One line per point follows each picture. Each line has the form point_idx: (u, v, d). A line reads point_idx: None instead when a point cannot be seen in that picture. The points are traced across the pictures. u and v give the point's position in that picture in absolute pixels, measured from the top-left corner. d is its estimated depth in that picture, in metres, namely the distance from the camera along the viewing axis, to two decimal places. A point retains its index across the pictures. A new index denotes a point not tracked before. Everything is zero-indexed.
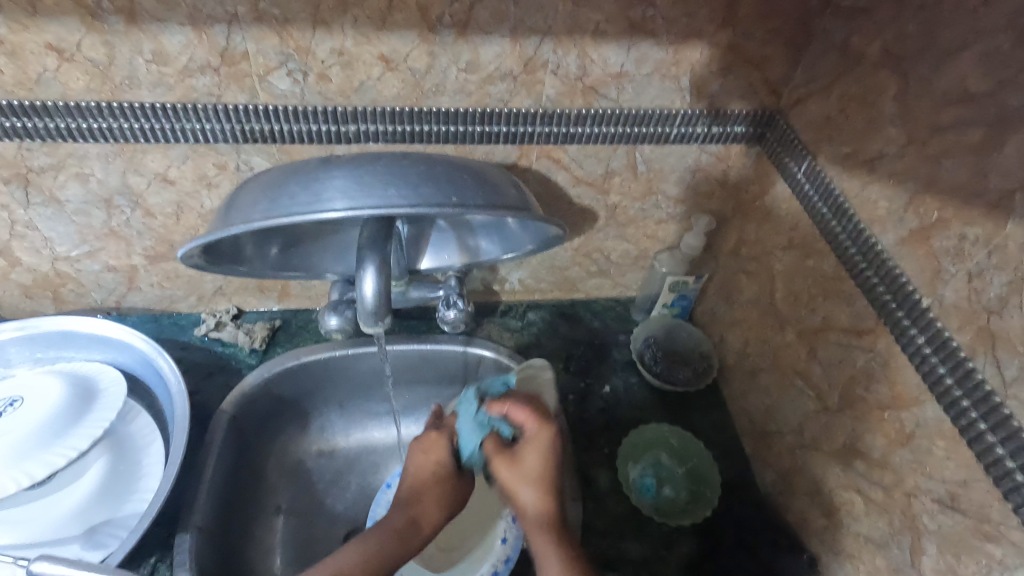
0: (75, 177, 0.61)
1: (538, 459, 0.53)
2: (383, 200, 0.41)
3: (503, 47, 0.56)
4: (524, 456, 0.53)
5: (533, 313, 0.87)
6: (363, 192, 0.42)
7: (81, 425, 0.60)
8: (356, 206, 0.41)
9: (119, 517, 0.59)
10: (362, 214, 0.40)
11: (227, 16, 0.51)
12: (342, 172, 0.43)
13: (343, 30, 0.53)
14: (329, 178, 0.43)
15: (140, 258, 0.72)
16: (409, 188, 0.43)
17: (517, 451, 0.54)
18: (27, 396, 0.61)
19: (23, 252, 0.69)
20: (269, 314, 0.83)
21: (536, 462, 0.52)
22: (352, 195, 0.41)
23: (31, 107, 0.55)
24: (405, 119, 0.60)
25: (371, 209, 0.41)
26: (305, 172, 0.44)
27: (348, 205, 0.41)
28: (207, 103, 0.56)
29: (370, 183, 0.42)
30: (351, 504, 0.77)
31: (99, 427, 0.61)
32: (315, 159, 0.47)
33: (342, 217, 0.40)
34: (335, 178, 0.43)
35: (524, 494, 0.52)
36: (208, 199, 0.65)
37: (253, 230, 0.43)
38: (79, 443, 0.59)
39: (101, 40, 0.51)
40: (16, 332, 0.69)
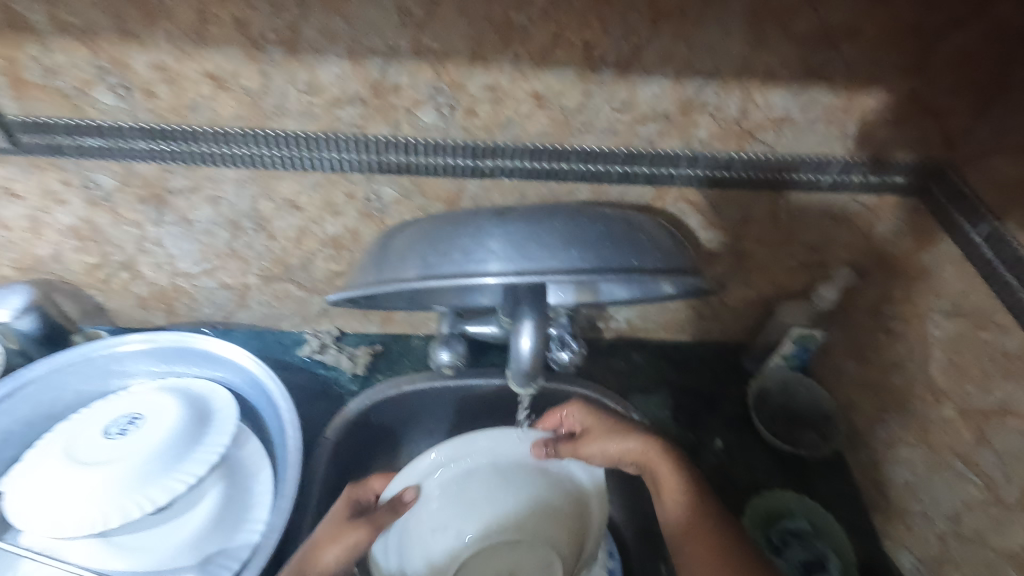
0: (208, 199, 0.61)
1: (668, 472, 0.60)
2: (561, 265, 0.38)
3: (663, 88, 0.52)
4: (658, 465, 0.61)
5: (636, 353, 0.83)
6: (535, 252, 0.39)
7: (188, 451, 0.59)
8: (531, 268, 0.38)
9: (231, 548, 0.58)
10: (539, 278, 0.38)
11: (386, 49, 0.49)
12: (515, 226, 0.40)
13: (501, 66, 0.50)
14: (493, 234, 0.40)
15: (254, 277, 0.71)
16: (586, 247, 0.39)
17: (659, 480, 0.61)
18: (143, 418, 0.61)
19: (146, 266, 0.69)
20: (369, 337, 0.81)
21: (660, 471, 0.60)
22: (529, 255, 0.39)
23: (180, 131, 0.54)
24: (545, 156, 0.57)
25: (549, 274, 0.38)
26: (467, 225, 0.41)
27: (523, 266, 0.38)
28: (350, 133, 0.55)
29: (547, 243, 0.39)
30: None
31: (209, 455, 0.60)
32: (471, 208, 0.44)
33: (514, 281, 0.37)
34: (507, 232, 0.40)
35: (674, 502, 0.58)
36: (331, 226, 0.64)
37: (417, 287, 0.41)
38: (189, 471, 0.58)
39: (258, 70, 0.50)
40: (142, 344, 0.70)
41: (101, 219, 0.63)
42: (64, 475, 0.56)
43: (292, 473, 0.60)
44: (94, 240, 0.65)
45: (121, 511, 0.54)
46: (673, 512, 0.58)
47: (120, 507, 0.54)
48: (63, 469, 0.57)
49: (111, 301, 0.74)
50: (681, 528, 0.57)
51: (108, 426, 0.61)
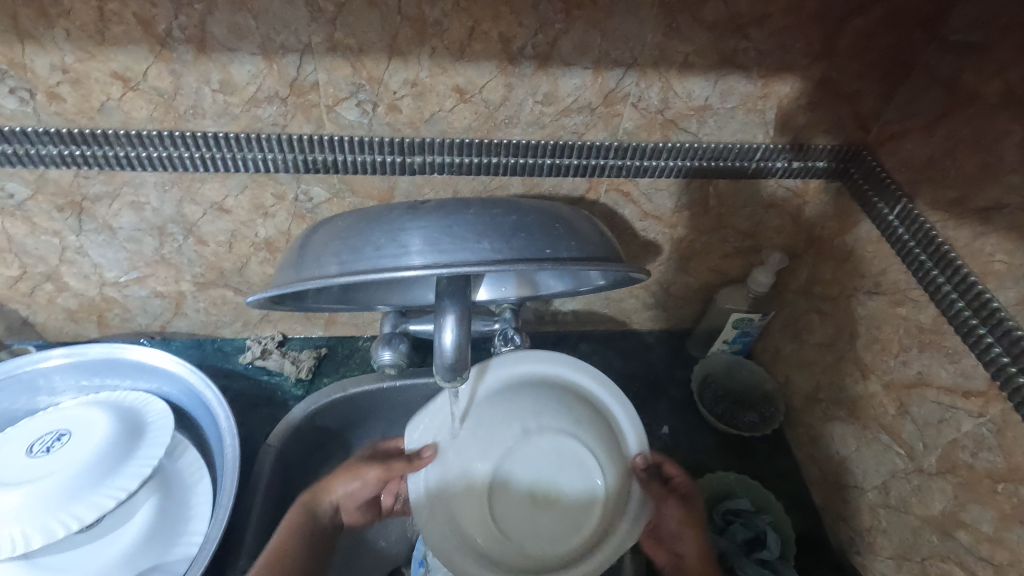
0: (130, 205, 0.59)
1: (694, 542, 0.57)
2: (474, 256, 0.38)
3: (584, 79, 0.53)
4: (684, 542, 0.57)
5: (585, 345, 0.84)
6: (448, 245, 0.39)
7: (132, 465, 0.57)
8: (445, 260, 0.38)
9: (167, 564, 0.56)
10: (451, 270, 0.37)
11: (300, 45, 0.48)
12: (430, 220, 0.40)
13: (419, 61, 0.50)
14: (407, 228, 0.40)
15: (188, 284, 0.70)
16: (501, 238, 0.39)
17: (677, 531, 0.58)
18: (71, 435, 0.59)
19: (71, 278, 0.67)
20: (314, 341, 0.80)
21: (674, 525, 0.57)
22: (442, 248, 0.39)
23: (91, 135, 0.52)
24: (473, 151, 0.57)
25: (463, 265, 0.38)
26: (382, 220, 0.41)
27: (437, 258, 0.38)
28: (271, 133, 0.54)
29: (461, 235, 0.39)
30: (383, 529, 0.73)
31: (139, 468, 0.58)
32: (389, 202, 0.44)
33: (427, 274, 0.37)
34: (421, 225, 0.40)
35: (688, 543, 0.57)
36: (263, 229, 0.63)
37: (333, 284, 0.41)
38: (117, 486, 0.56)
39: (168, 70, 0.48)
40: (64, 358, 0.67)
41: (17, 229, 0.60)
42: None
43: (228, 483, 0.59)
44: (11, 252, 0.63)
45: (45, 532, 0.52)
46: (697, 564, 0.56)
47: (44, 527, 0.52)
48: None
49: (37, 316, 0.71)
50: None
51: (33, 444, 0.59)
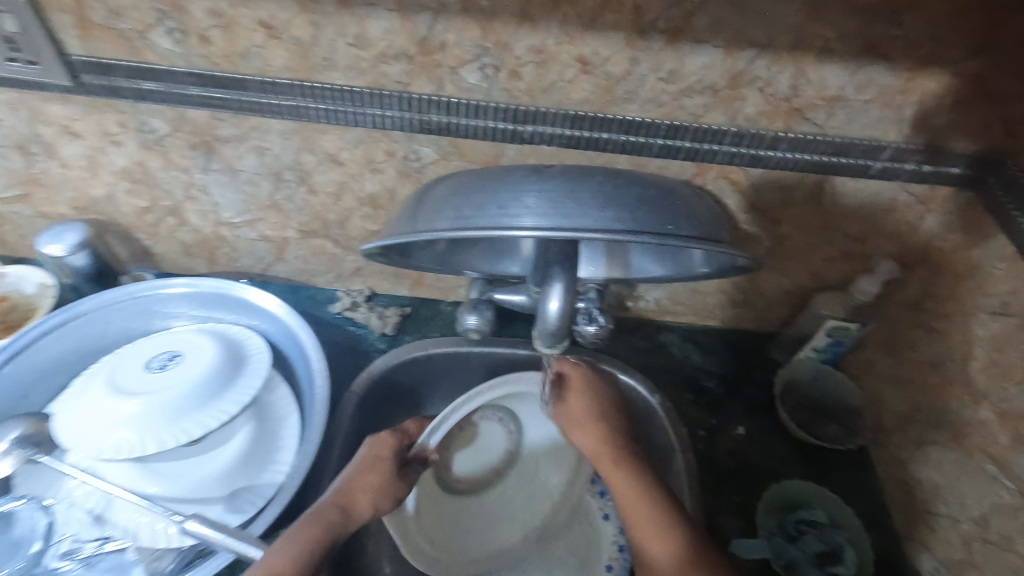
0: (253, 149, 0.63)
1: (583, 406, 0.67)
2: (592, 222, 0.38)
3: (712, 58, 0.51)
4: (571, 402, 0.67)
5: (662, 336, 0.82)
6: (568, 209, 0.39)
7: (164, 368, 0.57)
8: (570, 224, 0.38)
9: (257, 485, 0.61)
10: (576, 233, 0.37)
11: (435, 5, 0.49)
12: (553, 184, 0.40)
13: (548, 27, 0.50)
14: (529, 189, 0.40)
15: (293, 231, 0.73)
16: (619, 208, 0.39)
17: (563, 395, 0.69)
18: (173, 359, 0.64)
19: (192, 213, 0.72)
20: (399, 299, 0.83)
21: (581, 408, 0.67)
22: (566, 211, 0.39)
23: (231, 80, 0.56)
24: (585, 124, 0.56)
25: (586, 230, 0.38)
26: (502, 181, 0.42)
27: (560, 221, 0.38)
28: (394, 90, 0.55)
29: (584, 201, 0.39)
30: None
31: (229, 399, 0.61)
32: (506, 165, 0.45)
33: (552, 234, 0.38)
34: (544, 188, 0.40)
35: (580, 435, 0.66)
36: (370, 183, 0.66)
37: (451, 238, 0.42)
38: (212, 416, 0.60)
39: (310, 20, 0.51)
40: (183, 287, 0.72)
41: (153, 162, 0.65)
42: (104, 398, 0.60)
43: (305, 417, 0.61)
44: (145, 184, 0.68)
45: (158, 440, 0.57)
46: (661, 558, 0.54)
47: (157, 436, 0.57)
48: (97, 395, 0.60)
49: (158, 246, 0.78)
50: (629, 515, 0.58)
51: (149, 360, 0.64)
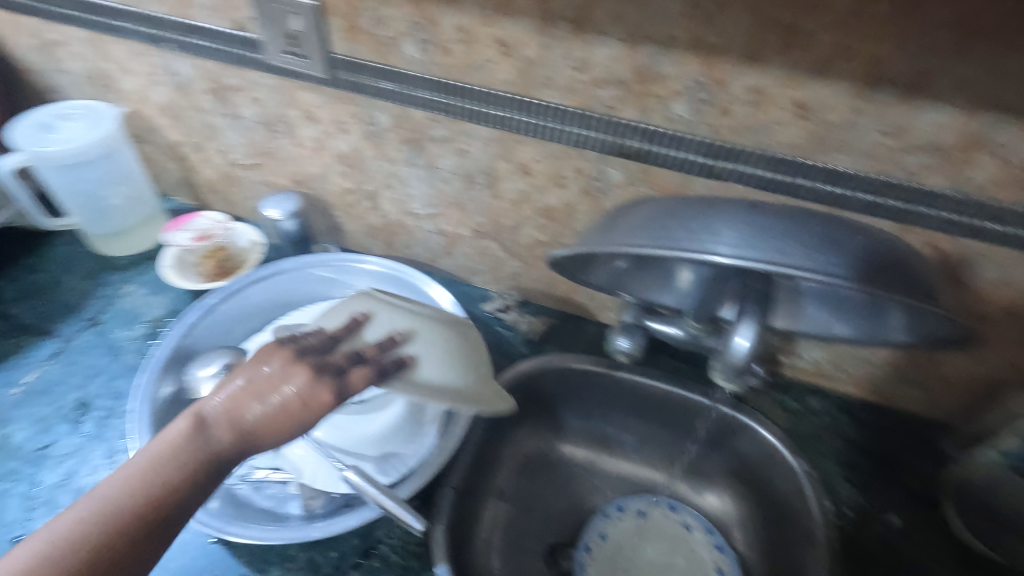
0: (456, 151, 0.69)
1: None
2: (791, 260, 0.39)
3: (949, 118, 0.48)
4: None
5: (813, 400, 0.77)
6: (769, 246, 0.40)
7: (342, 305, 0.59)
8: (767, 259, 0.40)
9: (403, 454, 0.66)
10: (771, 269, 0.39)
11: (664, 38, 0.51)
12: (756, 220, 0.42)
13: (773, 70, 0.50)
14: (731, 223, 0.42)
15: (468, 230, 0.79)
16: (817, 248, 0.40)
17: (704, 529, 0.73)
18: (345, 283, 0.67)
19: (386, 200, 0.81)
20: (547, 310, 0.86)
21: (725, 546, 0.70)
22: (762, 247, 0.40)
23: (456, 87, 0.62)
24: (787, 169, 0.56)
25: (780, 268, 0.39)
26: (700, 214, 0.45)
27: (757, 257, 0.40)
28: (601, 113, 0.59)
29: (782, 241, 0.41)
30: (553, 499, 0.79)
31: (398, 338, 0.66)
32: (699, 197, 0.48)
33: (750, 266, 0.39)
34: (744, 223, 0.42)
35: None
36: (552, 196, 0.69)
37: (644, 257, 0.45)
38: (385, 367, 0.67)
39: (542, 42, 0.55)
40: (373, 266, 0.80)
41: (368, 151, 0.74)
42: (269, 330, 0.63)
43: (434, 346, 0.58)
44: (356, 169, 0.77)
45: None
46: None
47: None
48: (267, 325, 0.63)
49: (349, 224, 0.87)
50: None
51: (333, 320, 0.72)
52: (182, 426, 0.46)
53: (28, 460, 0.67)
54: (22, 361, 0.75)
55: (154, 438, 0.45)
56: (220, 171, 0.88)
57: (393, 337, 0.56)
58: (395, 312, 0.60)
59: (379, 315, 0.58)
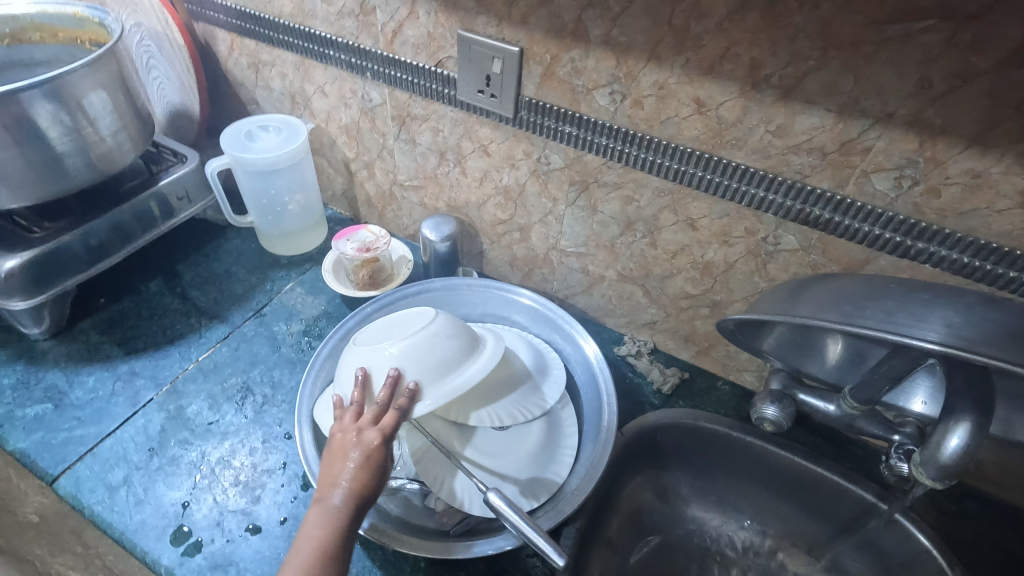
0: (622, 198, 0.71)
1: None
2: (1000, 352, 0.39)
3: None
4: None
5: (970, 504, 0.71)
6: (975, 336, 0.40)
7: (429, 356, 0.64)
8: (966, 347, 0.40)
9: (535, 485, 0.66)
10: (970, 355, 0.39)
11: (881, 114, 0.50)
12: (960, 311, 0.42)
13: (1001, 156, 0.48)
14: (933, 310, 0.43)
15: (613, 273, 0.80)
16: None
17: None
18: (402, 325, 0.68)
19: (536, 234, 0.83)
20: (678, 361, 0.84)
21: None
22: (962, 335, 0.40)
23: (639, 138, 0.64)
24: (993, 257, 0.53)
25: (980, 356, 0.39)
26: (909, 295, 0.45)
27: (956, 342, 0.40)
28: (789, 178, 0.58)
29: (987, 332, 0.40)
30: (667, 553, 0.77)
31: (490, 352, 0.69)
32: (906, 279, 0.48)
33: (948, 351, 0.40)
34: (946, 312, 0.42)
35: None
36: (712, 252, 0.69)
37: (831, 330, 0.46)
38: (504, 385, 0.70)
39: (742, 105, 0.56)
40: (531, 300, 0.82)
41: (531, 187, 0.78)
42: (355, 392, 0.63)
43: (477, 366, 0.66)
44: (515, 202, 0.81)
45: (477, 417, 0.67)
46: None
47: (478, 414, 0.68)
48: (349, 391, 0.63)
49: (492, 252, 0.91)
50: None
51: None
52: (325, 525, 0.53)
53: (198, 432, 0.73)
54: (198, 340, 0.84)
55: (310, 542, 0.52)
56: (381, 189, 0.95)
57: (413, 387, 0.61)
58: (419, 354, 0.63)
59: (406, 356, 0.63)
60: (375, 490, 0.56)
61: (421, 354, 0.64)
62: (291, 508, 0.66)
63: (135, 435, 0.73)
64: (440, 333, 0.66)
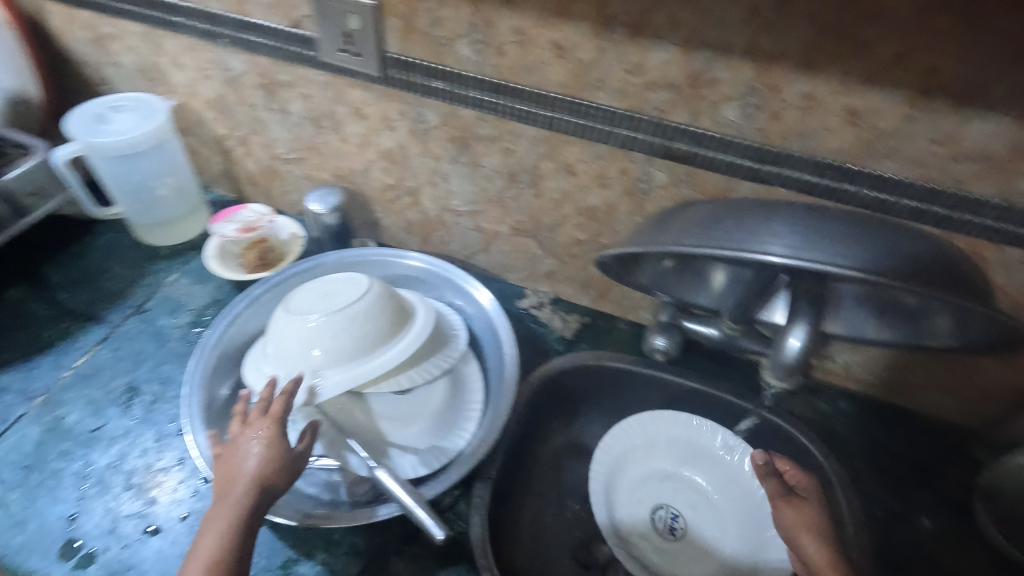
0: (501, 150, 0.71)
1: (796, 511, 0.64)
2: (842, 259, 0.42)
3: (1000, 128, 0.49)
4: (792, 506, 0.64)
5: (843, 403, 0.79)
6: (814, 245, 0.43)
7: (343, 337, 0.66)
8: (801, 255, 0.43)
9: (441, 446, 0.68)
10: (805, 264, 0.42)
11: (721, 44, 0.53)
12: (800, 224, 0.46)
13: (827, 77, 0.51)
14: (780, 225, 0.46)
15: (506, 227, 0.81)
16: (861, 249, 0.43)
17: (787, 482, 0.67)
18: (329, 299, 0.69)
19: (426, 196, 0.82)
20: (579, 308, 0.87)
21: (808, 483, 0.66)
22: (798, 246, 0.44)
23: (507, 87, 0.64)
24: (832, 174, 0.57)
25: (812, 262, 0.42)
26: (761, 216, 0.48)
27: (795, 253, 0.43)
28: (650, 115, 0.60)
29: (820, 240, 0.44)
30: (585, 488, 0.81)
31: (412, 329, 0.70)
32: (756, 203, 0.51)
33: (788, 262, 0.42)
34: (788, 226, 0.46)
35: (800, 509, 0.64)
36: (594, 196, 0.71)
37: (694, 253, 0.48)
38: (420, 348, 0.69)
39: (597, 45, 0.57)
40: (423, 264, 0.81)
41: (413, 148, 0.76)
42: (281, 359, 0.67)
43: (394, 347, 0.67)
44: (399, 165, 0.79)
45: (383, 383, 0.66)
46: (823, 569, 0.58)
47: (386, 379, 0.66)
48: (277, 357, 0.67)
49: (387, 219, 0.89)
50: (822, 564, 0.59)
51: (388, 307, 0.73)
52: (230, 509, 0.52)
53: (81, 441, 0.68)
54: (72, 345, 0.78)
55: (213, 533, 0.51)
56: (262, 165, 0.90)
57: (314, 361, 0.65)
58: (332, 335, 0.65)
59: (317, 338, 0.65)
60: (282, 479, 0.56)
61: (342, 332, 0.66)
62: (192, 503, 0.64)
63: (7, 454, 0.67)
64: (360, 312, 0.67)
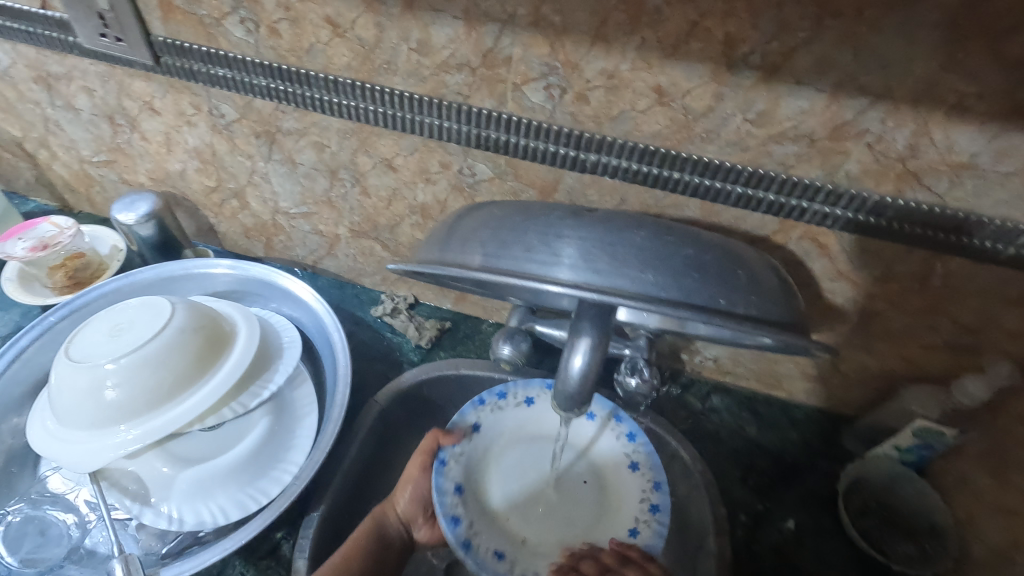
0: (312, 145, 0.62)
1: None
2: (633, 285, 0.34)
3: (813, 103, 0.44)
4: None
5: (717, 398, 0.74)
6: (604, 266, 0.34)
7: (147, 372, 0.55)
8: (584, 282, 0.34)
9: (261, 484, 0.60)
10: (587, 294, 0.33)
11: (504, 16, 0.45)
12: (588, 234, 0.36)
13: (624, 51, 0.45)
14: (566, 238, 0.36)
15: (345, 230, 0.72)
16: (659, 269, 0.34)
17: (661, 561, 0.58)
18: (126, 326, 0.57)
19: (253, 199, 0.73)
20: (442, 312, 0.80)
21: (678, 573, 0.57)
22: (584, 267, 0.34)
23: (294, 73, 0.55)
24: (654, 160, 0.51)
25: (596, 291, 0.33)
26: (549, 223, 0.38)
27: (581, 278, 0.34)
28: (452, 101, 0.52)
29: (610, 258, 0.35)
30: None
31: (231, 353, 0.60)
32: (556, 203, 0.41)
33: (569, 291, 0.33)
34: (576, 238, 0.36)
35: None
36: (422, 193, 0.63)
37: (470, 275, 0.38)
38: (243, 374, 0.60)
39: (375, 21, 0.49)
40: (231, 269, 0.73)
41: (221, 146, 0.66)
42: (67, 412, 0.55)
43: (209, 378, 0.57)
44: (213, 165, 0.70)
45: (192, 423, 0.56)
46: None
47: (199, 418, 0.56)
48: (61, 408, 0.55)
49: (222, 225, 0.79)
50: None
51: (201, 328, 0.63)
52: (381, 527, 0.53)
53: None
54: None
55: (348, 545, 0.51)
56: (72, 169, 0.79)
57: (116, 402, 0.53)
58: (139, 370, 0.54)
59: (119, 372, 0.54)
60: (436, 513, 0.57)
61: (144, 375, 0.55)
62: None
63: None
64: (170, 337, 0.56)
